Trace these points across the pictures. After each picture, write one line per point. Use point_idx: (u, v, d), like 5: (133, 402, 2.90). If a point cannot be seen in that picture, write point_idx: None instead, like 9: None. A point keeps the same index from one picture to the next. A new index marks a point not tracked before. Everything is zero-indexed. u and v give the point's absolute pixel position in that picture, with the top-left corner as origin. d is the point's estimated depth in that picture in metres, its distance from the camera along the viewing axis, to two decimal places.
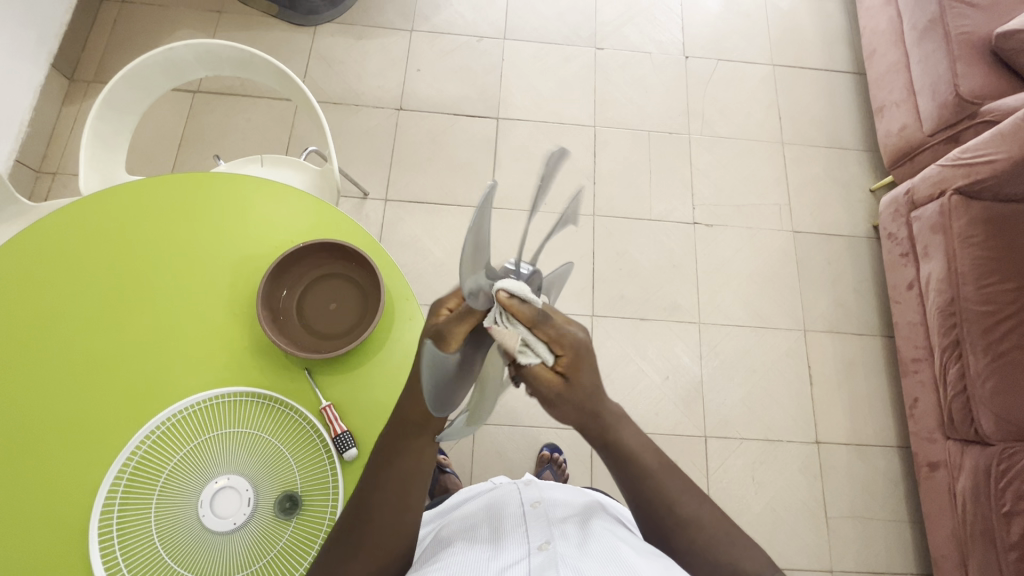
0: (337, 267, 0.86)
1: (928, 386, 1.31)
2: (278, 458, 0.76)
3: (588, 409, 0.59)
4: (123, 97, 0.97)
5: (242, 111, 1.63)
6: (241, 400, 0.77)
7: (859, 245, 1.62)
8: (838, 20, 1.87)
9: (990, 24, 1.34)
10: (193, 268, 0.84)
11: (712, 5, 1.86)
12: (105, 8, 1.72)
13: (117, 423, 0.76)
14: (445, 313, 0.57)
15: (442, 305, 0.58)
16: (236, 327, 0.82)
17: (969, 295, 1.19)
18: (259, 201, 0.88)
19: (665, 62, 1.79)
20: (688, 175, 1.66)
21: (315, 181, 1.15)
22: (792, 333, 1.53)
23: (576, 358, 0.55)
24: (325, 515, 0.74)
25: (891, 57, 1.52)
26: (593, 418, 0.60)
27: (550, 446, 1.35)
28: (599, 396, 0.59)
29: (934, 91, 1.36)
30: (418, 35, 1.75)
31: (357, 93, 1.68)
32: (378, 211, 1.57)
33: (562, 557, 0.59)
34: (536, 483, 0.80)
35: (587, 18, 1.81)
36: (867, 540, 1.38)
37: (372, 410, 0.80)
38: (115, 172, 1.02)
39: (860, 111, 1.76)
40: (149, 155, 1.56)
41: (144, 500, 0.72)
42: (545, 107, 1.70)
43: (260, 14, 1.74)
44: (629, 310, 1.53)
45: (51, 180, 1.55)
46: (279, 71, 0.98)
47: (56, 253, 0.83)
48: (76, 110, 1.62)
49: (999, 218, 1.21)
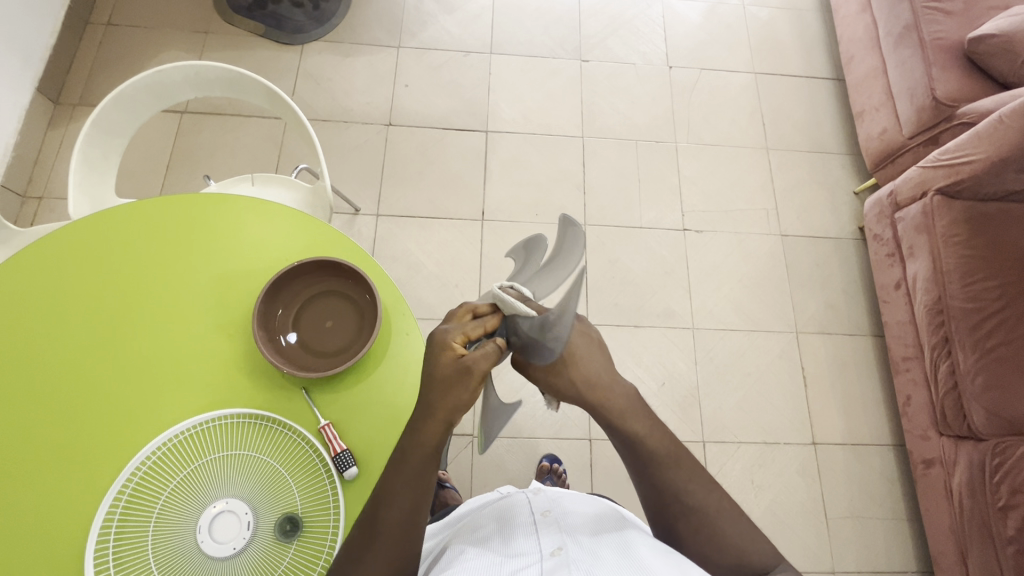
0: (333, 284, 0.86)
1: (920, 384, 1.32)
2: (277, 480, 0.75)
3: (583, 381, 0.61)
4: (113, 119, 0.97)
5: (231, 131, 1.63)
6: (240, 422, 0.76)
7: (845, 246, 1.65)
8: (816, 28, 1.92)
9: (961, 29, 1.38)
10: (184, 290, 0.83)
11: (693, 16, 1.90)
12: (90, 31, 1.71)
13: (112, 449, 0.75)
14: (457, 348, 0.61)
15: (451, 340, 0.61)
16: (232, 349, 0.81)
17: (955, 292, 1.21)
18: (255, 220, 0.88)
19: (649, 72, 1.82)
20: (676, 183, 1.69)
21: (307, 198, 1.14)
22: (784, 336, 1.55)
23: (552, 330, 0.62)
24: (327, 536, 0.73)
25: (868, 63, 1.56)
26: (591, 391, 0.62)
27: (549, 457, 1.35)
28: (590, 368, 0.61)
29: (911, 95, 1.39)
30: (406, 51, 1.77)
31: (346, 110, 1.69)
32: (370, 226, 1.57)
33: (575, 561, 0.59)
34: (545, 491, 0.78)
35: (572, 31, 1.84)
36: (867, 539, 1.39)
37: (370, 428, 0.80)
38: (104, 196, 1.01)
39: (841, 115, 1.80)
40: (138, 177, 1.55)
41: (141, 526, 0.70)
42: (533, 119, 1.72)
43: (247, 35, 1.75)
44: (623, 317, 1.53)
45: (37, 205, 1.53)
46: (269, 90, 0.98)
47: (46, 279, 0.82)
48: (62, 133, 1.61)
49: (980, 217, 1.23)
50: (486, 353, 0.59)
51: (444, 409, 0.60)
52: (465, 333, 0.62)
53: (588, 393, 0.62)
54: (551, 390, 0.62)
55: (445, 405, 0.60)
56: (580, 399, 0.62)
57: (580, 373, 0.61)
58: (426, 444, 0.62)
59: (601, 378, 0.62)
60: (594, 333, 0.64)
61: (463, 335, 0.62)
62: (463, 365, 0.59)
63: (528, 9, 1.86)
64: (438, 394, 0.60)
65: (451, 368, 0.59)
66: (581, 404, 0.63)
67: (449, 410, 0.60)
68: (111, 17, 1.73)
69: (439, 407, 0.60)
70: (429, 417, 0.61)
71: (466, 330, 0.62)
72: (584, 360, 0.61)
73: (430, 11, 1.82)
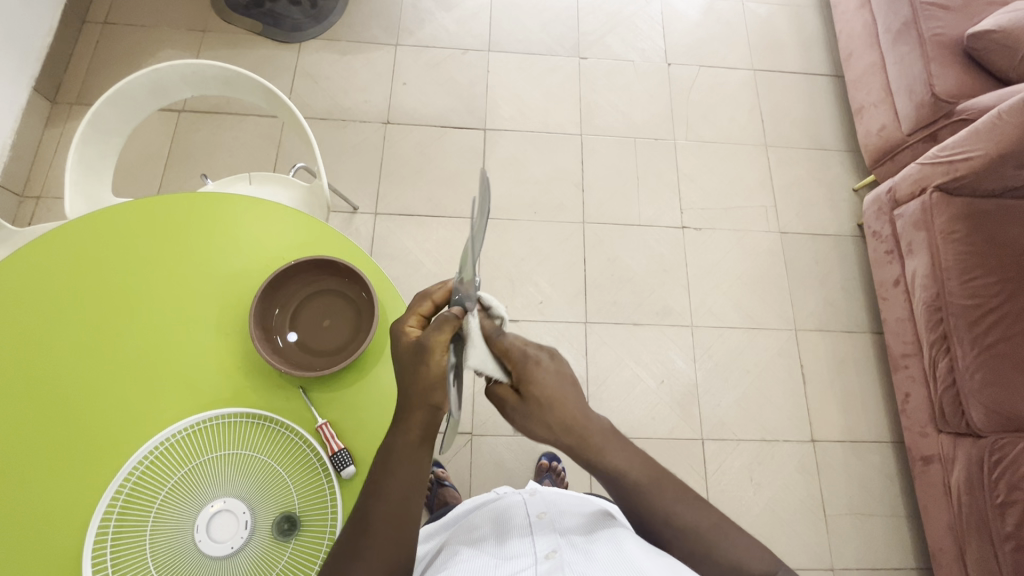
0: (330, 283, 0.86)
1: (918, 381, 1.32)
2: (275, 479, 0.75)
3: (559, 425, 0.61)
4: (109, 119, 0.96)
5: (229, 129, 1.62)
6: (237, 421, 0.77)
7: (844, 243, 1.65)
8: (815, 24, 1.91)
9: (961, 25, 1.38)
10: (182, 288, 0.83)
11: (691, 13, 1.90)
12: (87, 30, 1.71)
13: (110, 449, 0.75)
14: (412, 330, 0.63)
15: (405, 325, 0.64)
16: (229, 348, 0.81)
17: (954, 289, 1.21)
18: (251, 219, 0.88)
19: (648, 69, 1.81)
20: (675, 180, 1.68)
21: (304, 197, 1.14)
22: (783, 334, 1.54)
23: (527, 371, 0.61)
24: (325, 535, 0.73)
25: (867, 59, 1.56)
26: (569, 433, 0.62)
27: (548, 455, 1.35)
28: (567, 410, 0.61)
29: (910, 91, 1.39)
30: (403, 49, 1.77)
31: (344, 108, 1.69)
32: (368, 224, 1.57)
33: (570, 564, 0.59)
34: (540, 493, 0.79)
35: (570, 28, 1.84)
36: (866, 535, 1.39)
37: (367, 427, 0.80)
38: (101, 196, 1.01)
39: (840, 112, 1.80)
40: (136, 176, 1.55)
41: (139, 525, 0.70)
42: (532, 116, 1.72)
43: (244, 33, 1.75)
44: (622, 315, 1.53)
45: (35, 204, 1.53)
46: (265, 88, 0.98)
47: (43, 278, 0.82)
48: (59, 132, 1.61)
49: (979, 213, 1.23)
50: (443, 322, 0.59)
51: (421, 394, 0.60)
52: (417, 313, 0.65)
53: (566, 437, 0.62)
54: (529, 433, 0.63)
55: (420, 387, 0.60)
56: (559, 442, 0.62)
57: (556, 414, 0.61)
58: (412, 434, 0.62)
59: (579, 417, 0.61)
60: (568, 370, 0.63)
61: (416, 316, 0.64)
62: (420, 345, 0.59)
63: (526, 6, 1.85)
64: (410, 376, 0.61)
65: (410, 349, 0.61)
66: (560, 443, 0.63)
67: (424, 391, 0.60)
68: (108, 15, 1.73)
69: (416, 388, 0.60)
70: (414, 401, 0.61)
71: (417, 309, 0.64)
72: (560, 401, 0.61)
73: (427, 9, 1.82)
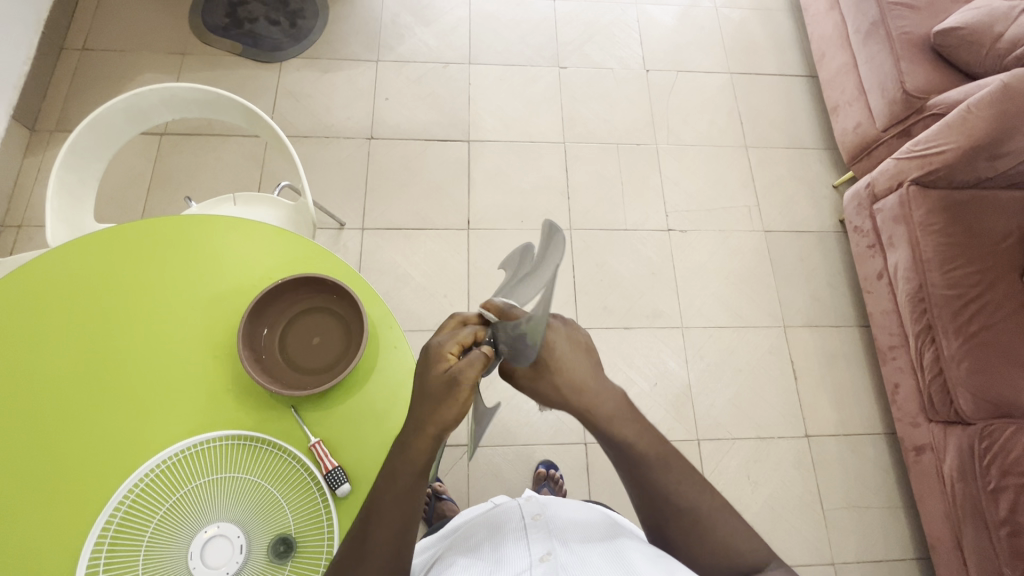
0: (318, 301, 0.85)
1: (907, 372, 1.34)
2: (269, 501, 0.74)
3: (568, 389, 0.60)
4: (88, 145, 0.96)
5: (212, 150, 1.62)
6: (229, 444, 0.76)
7: (827, 240, 1.67)
8: (787, 27, 1.95)
9: (926, 23, 1.42)
10: (168, 312, 0.82)
11: (667, 20, 1.93)
12: (65, 56, 1.70)
13: (99, 477, 0.74)
14: (452, 358, 0.58)
15: (445, 350, 0.58)
16: (217, 372, 0.80)
17: (936, 281, 1.23)
18: (236, 239, 0.87)
19: (627, 76, 1.84)
20: (659, 184, 1.70)
21: (290, 216, 1.14)
22: (772, 331, 1.56)
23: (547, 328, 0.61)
24: (322, 555, 0.73)
25: (840, 59, 1.59)
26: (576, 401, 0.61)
27: (545, 463, 1.35)
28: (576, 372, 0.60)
29: (882, 89, 1.42)
30: (384, 65, 1.78)
31: (327, 125, 1.69)
32: (356, 240, 1.57)
33: (565, 566, 0.59)
34: (537, 498, 0.78)
35: (549, 39, 1.86)
36: (865, 528, 1.40)
37: (361, 446, 0.79)
38: (83, 222, 1.00)
39: (815, 111, 1.84)
40: (118, 201, 1.54)
41: (132, 551, 0.69)
42: (514, 126, 1.74)
43: (224, 54, 1.75)
44: (612, 320, 1.54)
45: (16, 233, 1.51)
46: (246, 108, 0.98)
47: (29, 307, 0.81)
48: (39, 160, 1.59)
49: (954, 205, 1.26)
50: (473, 362, 0.56)
51: (436, 420, 0.58)
52: (461, 338, 0.59)
53: (574, 401, 0.61)
54: (538, 396, 0.62)
55: (436, 420, 0.58)
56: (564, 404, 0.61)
57: (563, 375, 0.59)
58: (413, 462, 0.61)
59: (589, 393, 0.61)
60: (581, 337, 0.62)
61: (458, 343, 0.59)
62: (452, 380, 0.56)
63: (504, 18, 1.88)
64: (430, 409, 0.58)
65: (442, 380, 0.57)
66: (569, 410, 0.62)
67: (441, 424, 0.58)
68: (86, 42, 1.72)
69: (434, 421, 0.58)
70: (418, 431, 0.59)
71: (460, 338, 0.59)
72: (570, 368, 0.59)
73: (407, 25, 1.84)
